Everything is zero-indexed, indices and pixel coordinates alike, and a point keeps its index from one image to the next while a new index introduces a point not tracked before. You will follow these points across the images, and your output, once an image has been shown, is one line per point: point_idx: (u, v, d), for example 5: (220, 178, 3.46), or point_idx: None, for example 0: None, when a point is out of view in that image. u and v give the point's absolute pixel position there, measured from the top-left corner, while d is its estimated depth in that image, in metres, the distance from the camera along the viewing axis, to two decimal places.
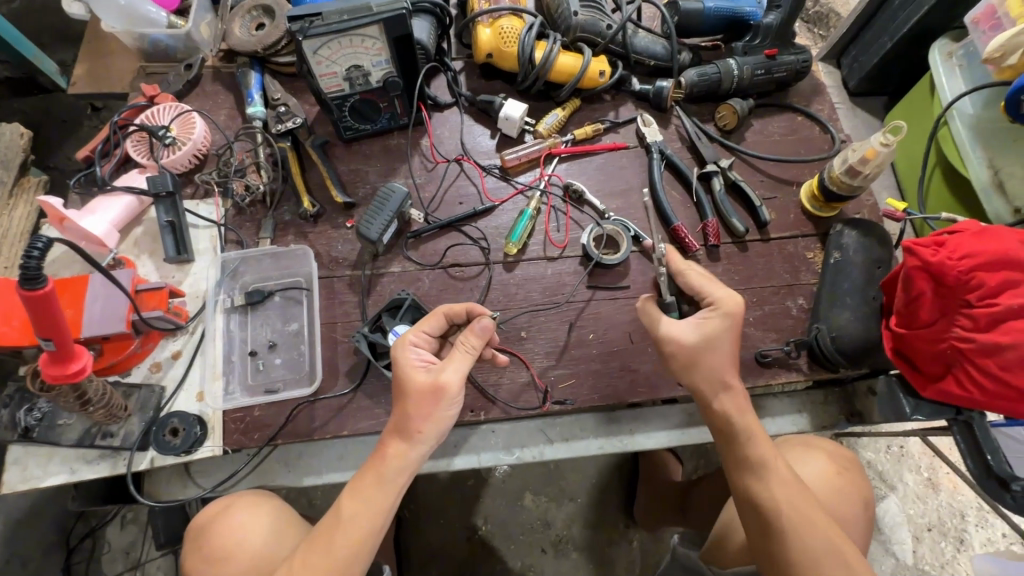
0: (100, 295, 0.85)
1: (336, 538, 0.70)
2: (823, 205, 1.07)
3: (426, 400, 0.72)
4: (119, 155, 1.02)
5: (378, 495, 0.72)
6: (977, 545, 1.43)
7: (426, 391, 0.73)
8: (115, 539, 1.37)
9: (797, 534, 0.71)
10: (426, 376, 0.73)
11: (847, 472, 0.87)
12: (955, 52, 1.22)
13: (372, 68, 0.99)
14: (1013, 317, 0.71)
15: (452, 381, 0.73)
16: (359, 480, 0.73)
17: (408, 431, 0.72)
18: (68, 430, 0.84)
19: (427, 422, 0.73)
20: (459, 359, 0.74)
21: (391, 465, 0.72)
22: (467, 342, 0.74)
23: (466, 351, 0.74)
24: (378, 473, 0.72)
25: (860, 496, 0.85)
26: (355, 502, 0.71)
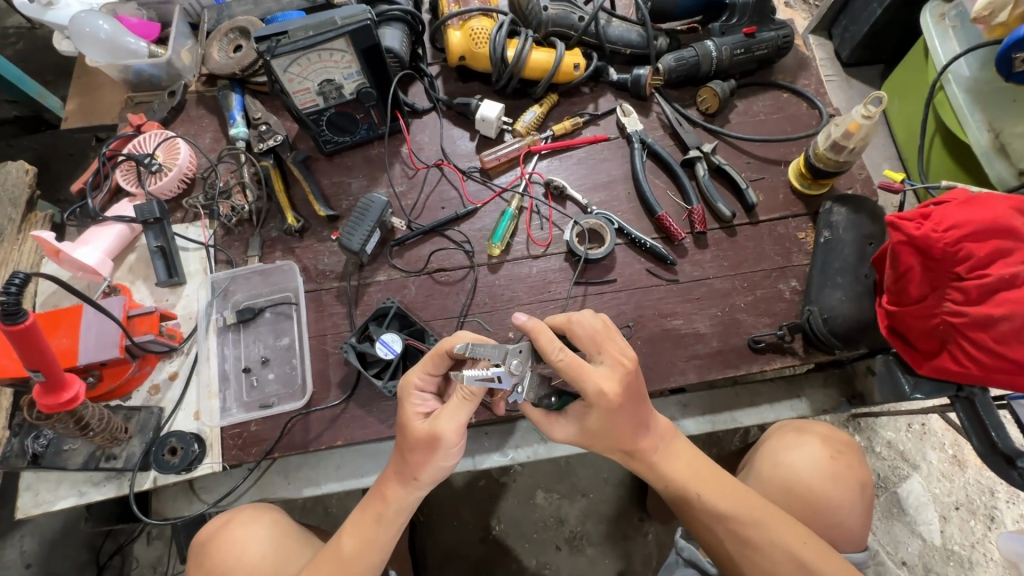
0: (93, 322, 0.87)
1: (333, 571, 0.72)
2: (811, 182, 1.04)
3: (423, 448, 0.70)
4: (110, 185, 1.06)
5: (378, 531, 0.73)
6: (1007, 522, 1.38)
7: (421, 439, 0.69)
8: (143, 555, 1.42)
9: (749, 549, 0.72)
10: (425, 423, 0.70)
11: (844, 456, 0.83)
12: (947, 13, 1.17)
13: (344, 80, 0.99)
14: (1005, 287, 0.68)
15: (446, 428, 0.69)
16: (359, 517, 0.74)
17: (406, 474, 0.72)
18: (73, 454, 0.87)
19: (424, 469, 0.71)
20: (456, 404, 0.69)
21: (388, 503, 0.73)
22: (466, 390, 0.68)
23: (468, 401, 0.69)
24: (378, 511, 0.73)
25: (858, 481, 0.81)
26: (356, 537, 0.73)
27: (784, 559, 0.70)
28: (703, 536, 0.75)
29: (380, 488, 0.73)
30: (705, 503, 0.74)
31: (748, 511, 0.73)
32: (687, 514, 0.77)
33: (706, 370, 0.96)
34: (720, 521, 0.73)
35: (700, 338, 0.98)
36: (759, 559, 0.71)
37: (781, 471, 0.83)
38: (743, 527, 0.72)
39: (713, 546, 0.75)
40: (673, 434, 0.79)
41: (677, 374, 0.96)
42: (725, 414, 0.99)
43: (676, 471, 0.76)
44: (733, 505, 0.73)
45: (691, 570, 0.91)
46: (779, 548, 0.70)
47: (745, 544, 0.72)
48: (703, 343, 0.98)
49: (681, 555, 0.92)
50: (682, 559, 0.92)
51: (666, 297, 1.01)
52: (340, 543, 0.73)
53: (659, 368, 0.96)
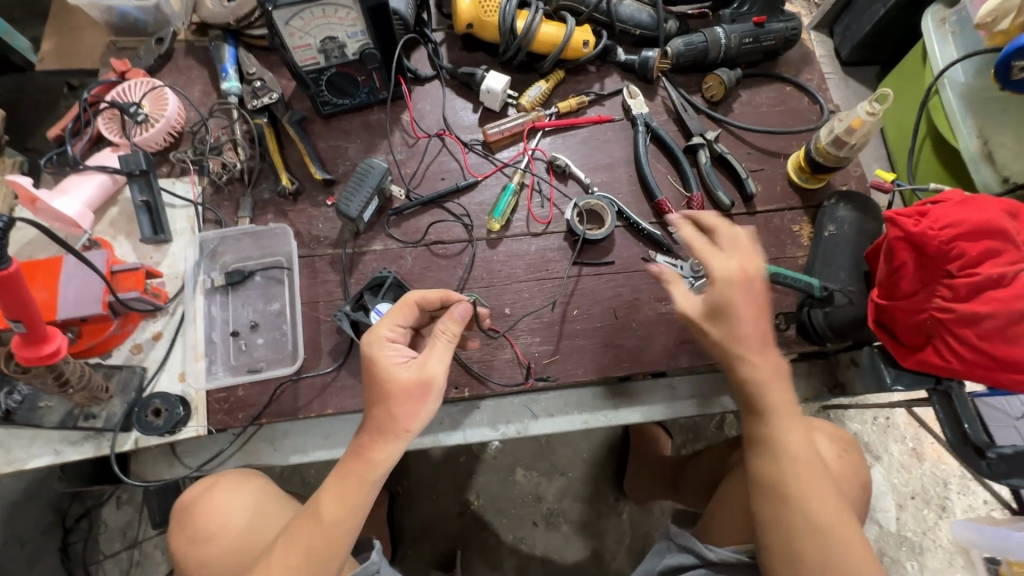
0: (75, 275, 0.83)
1: (317, 537, 0.67)
2: (809, 176, 1.06)
3: (413, 397, 0.69)
4: (91, 133, 1.00)
5: (356, 489, 0.69)
6: (957, 511, 1.46)
7: (412, 386, 0.69)
8: (111, 519, 1.39)
9: (815, 512, 0.68)
10: (409, 372, 0.69)
11: (849, 446, 0.86)
12: (948, 18, 1.20)
13: (348, 39, 0.96)
14: (992, 286, 0.71)
15: (436, 370, 0.70)
16: (340, 480, 0.69)
17: (391, 429, 0.69)
18: (49, 412, 0.84)
19: (415, 419, 0.69)
20: (437, 348, 0.71)
21: (373, 466, 0.69)
22: (446, 330, 0.72)
23: (448, 342, 0.72)
24: (360, 474, 0.68)
25: (861, 479, 0.90)
26: (340, 501, 0.68)
27: (847, 534, 0.67)
28: (768, 481, 0.70)
29: (363, 447, 0.69)
30: (788, 452, 0.69)
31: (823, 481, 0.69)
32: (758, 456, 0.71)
33: (697, 355, 0.98)
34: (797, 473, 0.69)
35: None
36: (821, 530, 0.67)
37: None
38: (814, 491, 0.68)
39: (773, 495, 0.70)
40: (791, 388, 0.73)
41: (668, 357, 0.97)
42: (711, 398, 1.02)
43: (772, 407, 0.70)
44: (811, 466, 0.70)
45: (684, 555, 0.93)
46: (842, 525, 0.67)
47: (814, 509, 0.68)
48: (695, 329, 0.99)
49: (674, 541, 0.95)
50: (675, 545, 0.94)
51: (661, 281, 1.01)
52: (318, 506, 0.69)
53: (651, 351, 0.98)
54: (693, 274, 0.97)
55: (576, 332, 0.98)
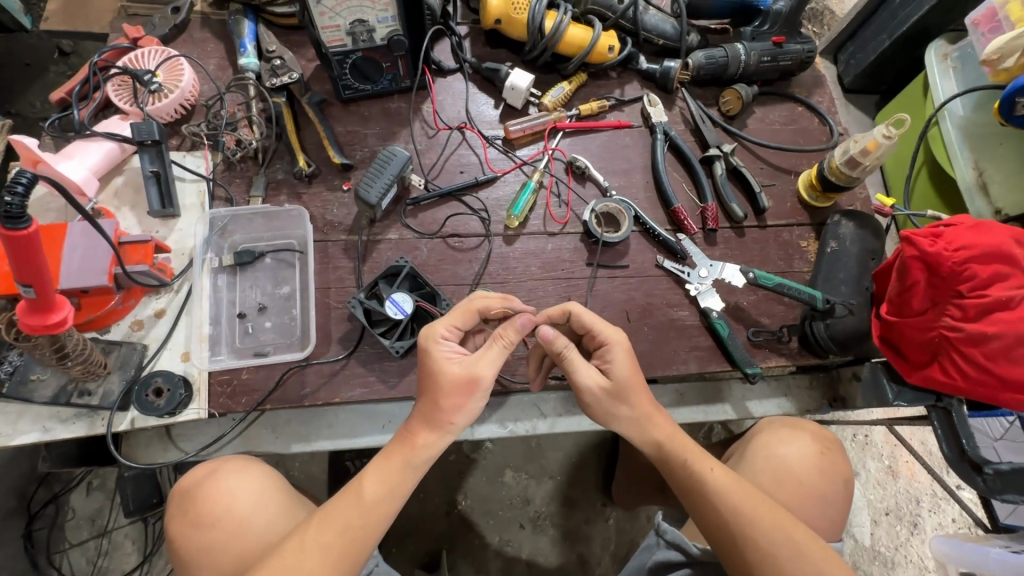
0: (80, 244, 0.80)
1: (355, 517, 0.68)
2: (819, 195, 1.09)
3: (460, 392, 0.71)
4: (99, 98, 0.96)
5: (399, 475, 0.70)
6: (928, 528, 1.51)
7: (460, 383, 0.71)
8: (81, 505, 1.32)
9: (749, 527, 0.72)
10: (460, 368, 0.71)
11: (830, 454, 0.89)
12: (950, 54, 1.25)
13: (377, 24, 0.94)
14: (1000, 308, 0.74)
15: (487, 372, 0.71)
16: (385, 458, 0.72)
17: (436, 419, 0.71)
18: (41, 386, 0.80)
19: (459, 413, 0.71)
20: (493, 351, 0.73)
21: (418, 450, 0.71)
22: (505, 336, 0.73)
23: (503, 346, 0.73)
24: (406, 456, 0.71)
25: (842, 476, 0.87)
26: (380, 480, 0.70)
27: (783, 540, 0.71)
28: (701, 513, 0.75)
29: (409, 432, 0.72)
30: (712, 481, 0.75)
31: (749, 497, 0.74)
32: (688, 492, 0.76)
33: (706, 362, 0.99)
34: (722, 499, 0.73)
35: (703, 332, 1.00)
36: (757, 540, 0.71)
37: (773, 461, 0.87)
38: (747, 506, 0.73)
39: (710, 523, 0.74)
40: (644, 416, 0.79)
41: (679, 363, 0.98)
42: (715, 405, 1.04)
43: (685, 449, 0.77)
44: (736, 488, 0.74)
45: (673, 552, 0.94)
46: (780, 531, 0.71)
47: (746, 524, 0.72)
48: (705, 336, 1.00)
49: (663, 538, 0.95)
50: (664, 541, 0.94)
51: (674, 287, 1.02)
52: (361, 486, 0.70)
53: (661, 356, 0.99)
54: (698, 279, 1.01)
55: None
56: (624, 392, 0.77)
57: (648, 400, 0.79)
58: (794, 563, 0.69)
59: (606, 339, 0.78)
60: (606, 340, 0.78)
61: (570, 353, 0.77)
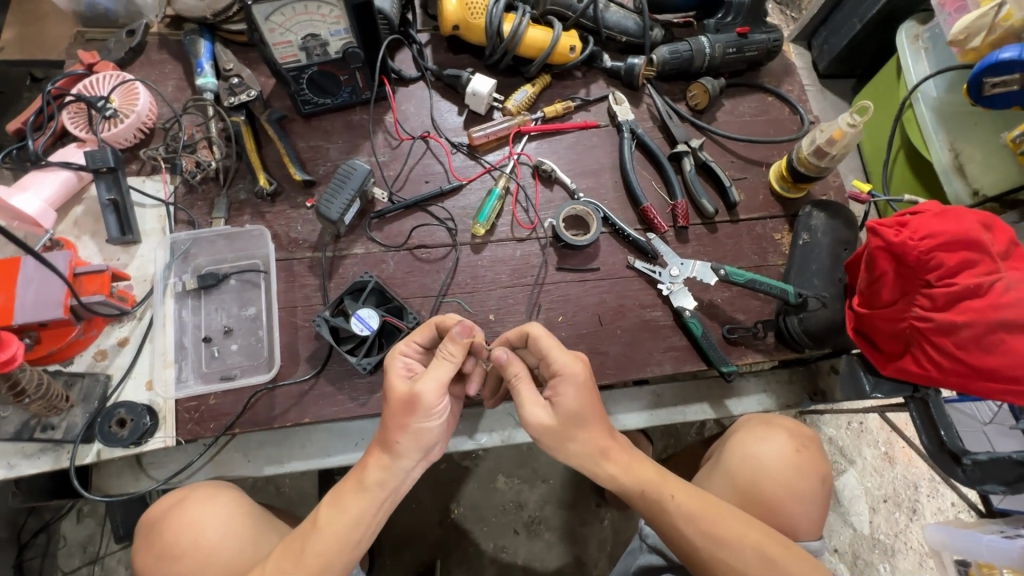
0: (34, 278, 0.79)
1: (320, 548, 0.67)
2: (791, 185, 1.07)
3: (402, 410, 0.69)
4: (55, 127, 0.95)
5: (361, 508, 0.69)
6: (928, 514, 1.49)
7: (402, 400, 0.69)
8: (72, 533, 1.31)
9: (718, 549, 0.71)
10: (403, 384, 0.70)
11: (807, 450, 0.88)
12: (921, 34, 1.22)
13: (330, 37, 0.92)
14: (969, 296, 0.72)
15: (427, 389, 0.68)
16: (341, 493, 0.70)
17: (388, 442, 0.69)
18: (3, 423, 0.79)
19: (403, 433, 0.69)
20: (439, 368, 0.69)
21: (370, 482, 0.69)
22: (446, 350, 0.69)
23: (448, 362, 0.69)
24: (359, 482, 0.69)
25: (818, 472, 0.86)
26: (337, 513, 0.69)
27: (754, 556, 0.71)
28: (669, 539, 0.74)
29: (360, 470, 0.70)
30: (676, 510, 0.73)
31: (716, 517, 0.73)
32: (653, 520, 0.75)
33: (682, 362, 0.97)
34: (691, 525, 0.72)
35: (678, 331, 0.99)
36: (729, 561, 0.71)
37: (750, 463, 0.86)
38: (714, 526, 0.72)
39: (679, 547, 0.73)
40: (595, 452, 0.74)
41: (654, 364, 0.97)
42: (694, 405, 1.03)
43: (646, 475, 0.76)
44: (703, 509, 0.73)
45: (656, 556, 0.93)
46: (752, 549, 0.71)
47: (713, 545, 0.71)
48: (679, 335, 0.99)
49: (646, 542, 0.94)
50: (647, 545, 0.94)
51: (647, 287, 1.01)
52: (319, 518, 0.70)
53: (637, 359, 0.97)
54: (670, 279, 1.00)
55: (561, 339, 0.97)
56: (574, 426, 0.73)
57: (597, 437, 0.74)
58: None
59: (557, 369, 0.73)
60: (559, 370, 0.73)
61: (518, 376, 0.75)
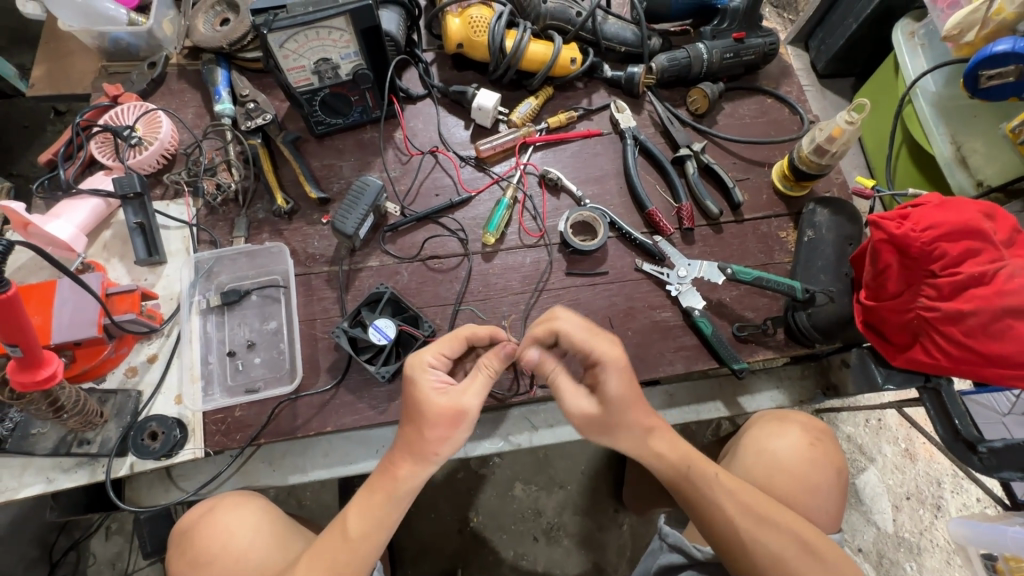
0: (69, 299, 0.83)
1: (341, 550, 0.69)
2: (793, 184, 1.09)
3: (446, 423, 0.70)
4: (84, 157, 1.00)
5: (386, 509, 0.71)
6: (952, 510, 1.47)
7: (446, 415, 0.69)
8: (101, 551, 1.33)
9: (756, 531, 0.72)
10: (446, 399, 0.70)
11: (822, 444, 0.88)
12: (916, 31, 1.24)
13: (341, 60, 0.97)
14: (974, 284, 0.73)
15: (472, 403, 0.70)
16: (367, 495, 0.71)
17: (423, 452, 0.71)
18: (42, 439, 0.83)
19: (443, 445, 0.71)
20: (477, 380, 0.72)
21: (398, 483, 0.71)
22: (489, 366, 0.73)
23: (486, 375, 0.73)
24: (389, 490, 0.71)
25: (834, 465, 0.86)
26: (364, 516, 0.70)
27: (790, 541, 0.71)
28: (705, 519, 0.75)
29: (392, 466, 0.71)
30: (717, 489, 0.74)
31: (755, 499, 0.74)
32: (693, 500, 0.76)
33: (693, 361, 0.99)
34: (732, 505, 0.73)
35: (688, 330, 1.01)
36: (768, 544, 0.71)
37: (765, 457, 0.87)
38: (750, 508, 0.73)
39: (718, 529, 0.73)
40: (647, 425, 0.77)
41: (666, 364, 0.99)
42: (706, 403, 1.04)
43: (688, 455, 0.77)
44: (742, 491, 0.75)
45: (677, 555, 0.92)
46: (788, 532, 0.72)
47: (759, 529, 0.72)
48: (690, 335, 1.01)
49: (665, 541, 0.93)
50: (667, 544, 0.92)
51: (655, 289, 1.03)
52: (345, 519, 0.71)
53: (648, 360, 0.99)
54: (678, 279, 1.02)
55: None
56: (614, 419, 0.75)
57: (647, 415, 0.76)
58: (801, 562, 0.70)
59: (600, 360, 0.72)
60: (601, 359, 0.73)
61: (558, 378, 0.77)
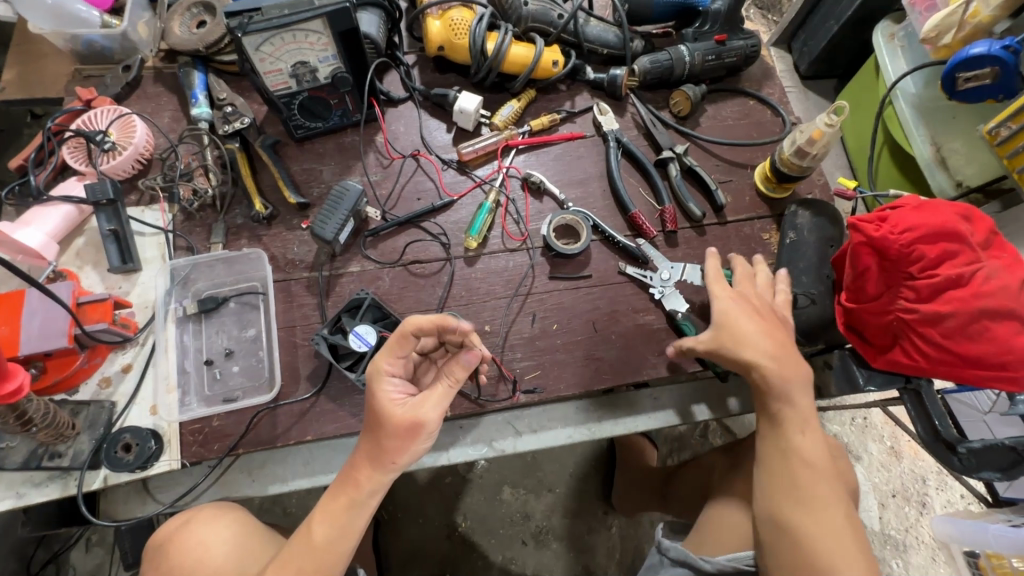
0: (38, 310, 0.81)
1: (308, 559, 0.68)
2: (776, 186, 1.09)
3: (404, 434, 0.69)
4: (55, 162, 0.98)
5: (350, 518, 0.70)
6: (937, 507, 1.48)
7: (404, 427, 0.68)
8: (79, 563, 1.29)
9: (805, 485, 0.76)
10: (404, 411, 0.69)
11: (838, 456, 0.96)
12: (896, 33, 1.25)
13: (319, 63, 0.95)
14: (952, 287, 0.74)
15: (431, 415, 0.69)
16: (330, 503, 0.70)
17: (382, 461, 0.69)
18: (11, 453, 0.81)
19: (404, 455, 0.69)
20: (440, 391, 0.71)
21: (361, 488, 0.70)
22: (453, 376, 0.71)
23: (451, 384, 0.71)
24: (350, 497, 0.70)
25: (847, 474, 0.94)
26: (329, 524, 0.69)
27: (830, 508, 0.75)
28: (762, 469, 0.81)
29: (354, 473, 0.70)
30: (799, 443, 0.79)
31: (821, 465, 0.77)
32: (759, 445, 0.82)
33: (677, 364, 0.99)
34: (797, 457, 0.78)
35: (671, 333, 1.01)
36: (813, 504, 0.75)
37: None
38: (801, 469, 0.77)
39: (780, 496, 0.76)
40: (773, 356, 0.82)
41: (649, 368, 0.98)
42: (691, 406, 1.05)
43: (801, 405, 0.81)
44: (817, 455, 0.78)
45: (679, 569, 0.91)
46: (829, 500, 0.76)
47: (806, 502, 0.76)
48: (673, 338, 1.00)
49: (667, 555, 0.92)
50: (668, 559, 0.92)
51: (638, 292, 1.03)
52: (310, 529, 0.70)
53: (632, 364, 0.99)
54: (662, 284, 1.01)
55: (556, 346, 0.98)
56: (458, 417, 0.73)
57: (793, 371, 0.81)
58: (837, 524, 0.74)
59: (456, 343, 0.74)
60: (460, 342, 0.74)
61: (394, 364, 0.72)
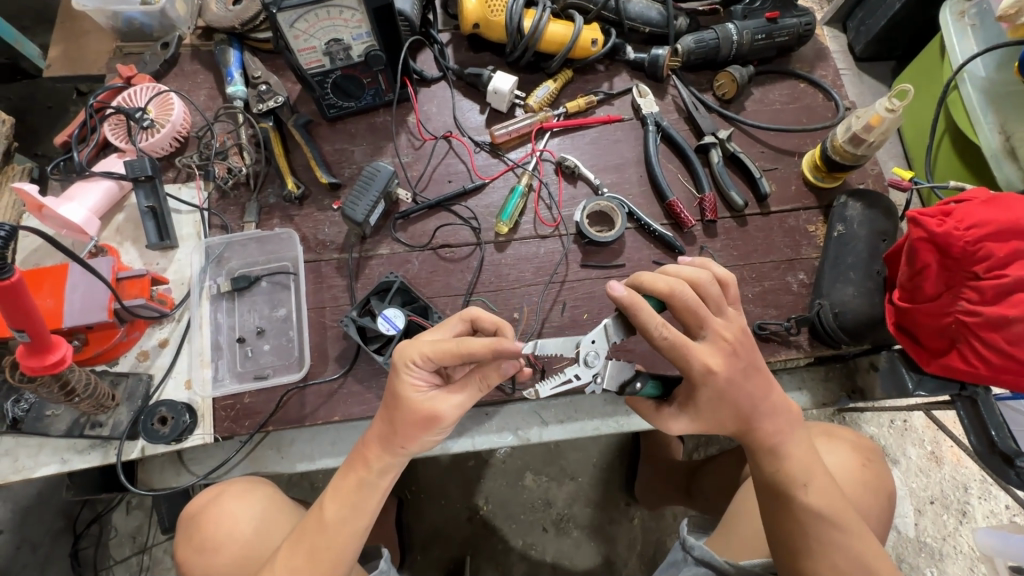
0: (80, 284, 0.83)
1: (321, 538, 0.69)
2: (825, 175, 1.03)
3: (419, 424, 0.67)
4: (97, 139, 1.00)
5: (362, 498, 0.69)
6: (979, 516, 1.41)
7: (420, 417, 0.67)
8: (121, 524, 1.35)
9: (826, 530, 0.70)
10: (424, 401, 0.67)
11: (871, 464, 0.90)
12: (967, 10, 1.15)
13: (353, 41, 0.93)
14: (1020, 290, 0.68)
15: (450, 412, 0.67)
16: (340, 485, 0.70)
17: (391, 444, 0.68)
18: (56, 421, 0.84)
19: (415, 442, 0.68)
20: (466, 391, 0.68)
21: (372, 468, 0.69)
22: (487, 381, 0.67)
23: (482, 388, 0.68)
24: (360, 476, 0.69)
25: (882, 485, 0.89)
26: (341, 504, 0.69)
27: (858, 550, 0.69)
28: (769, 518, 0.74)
29: (361, 452, 0.70)
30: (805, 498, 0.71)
31: (836, 507, 0.71)
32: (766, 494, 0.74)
33: None
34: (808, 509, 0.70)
35: None
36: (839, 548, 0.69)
37: None
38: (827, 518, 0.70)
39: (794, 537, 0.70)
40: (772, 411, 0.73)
41: None
42: None
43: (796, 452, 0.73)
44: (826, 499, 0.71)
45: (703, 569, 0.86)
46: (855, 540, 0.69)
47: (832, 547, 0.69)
48: None
49: (691, 554, 0.88)
50: (692, 558, 0.87)
51: None
52: (323, 509, 0.70)
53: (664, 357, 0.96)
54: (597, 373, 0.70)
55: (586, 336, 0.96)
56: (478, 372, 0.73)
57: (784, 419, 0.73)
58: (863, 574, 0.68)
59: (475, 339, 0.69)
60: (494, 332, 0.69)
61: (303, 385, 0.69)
